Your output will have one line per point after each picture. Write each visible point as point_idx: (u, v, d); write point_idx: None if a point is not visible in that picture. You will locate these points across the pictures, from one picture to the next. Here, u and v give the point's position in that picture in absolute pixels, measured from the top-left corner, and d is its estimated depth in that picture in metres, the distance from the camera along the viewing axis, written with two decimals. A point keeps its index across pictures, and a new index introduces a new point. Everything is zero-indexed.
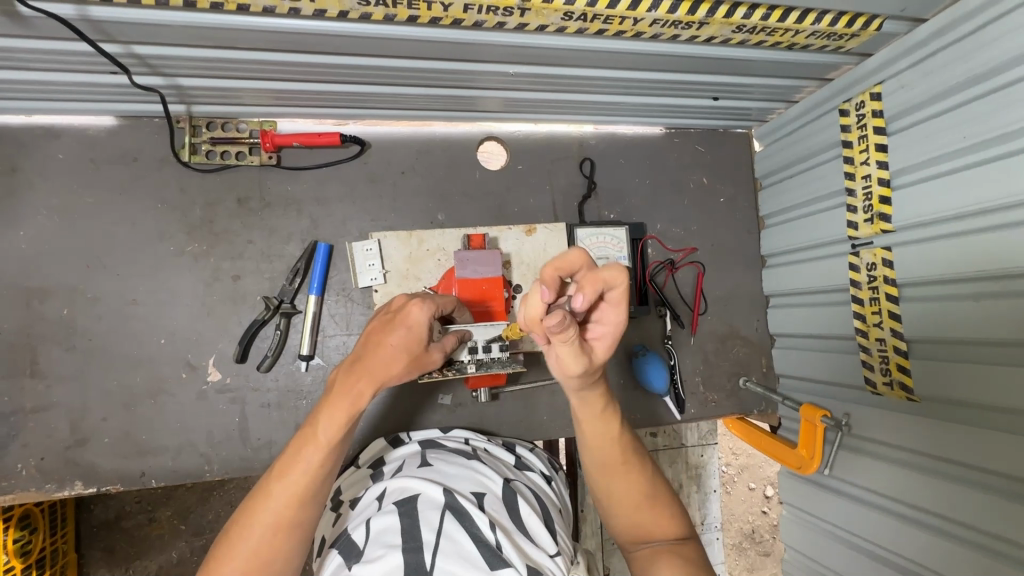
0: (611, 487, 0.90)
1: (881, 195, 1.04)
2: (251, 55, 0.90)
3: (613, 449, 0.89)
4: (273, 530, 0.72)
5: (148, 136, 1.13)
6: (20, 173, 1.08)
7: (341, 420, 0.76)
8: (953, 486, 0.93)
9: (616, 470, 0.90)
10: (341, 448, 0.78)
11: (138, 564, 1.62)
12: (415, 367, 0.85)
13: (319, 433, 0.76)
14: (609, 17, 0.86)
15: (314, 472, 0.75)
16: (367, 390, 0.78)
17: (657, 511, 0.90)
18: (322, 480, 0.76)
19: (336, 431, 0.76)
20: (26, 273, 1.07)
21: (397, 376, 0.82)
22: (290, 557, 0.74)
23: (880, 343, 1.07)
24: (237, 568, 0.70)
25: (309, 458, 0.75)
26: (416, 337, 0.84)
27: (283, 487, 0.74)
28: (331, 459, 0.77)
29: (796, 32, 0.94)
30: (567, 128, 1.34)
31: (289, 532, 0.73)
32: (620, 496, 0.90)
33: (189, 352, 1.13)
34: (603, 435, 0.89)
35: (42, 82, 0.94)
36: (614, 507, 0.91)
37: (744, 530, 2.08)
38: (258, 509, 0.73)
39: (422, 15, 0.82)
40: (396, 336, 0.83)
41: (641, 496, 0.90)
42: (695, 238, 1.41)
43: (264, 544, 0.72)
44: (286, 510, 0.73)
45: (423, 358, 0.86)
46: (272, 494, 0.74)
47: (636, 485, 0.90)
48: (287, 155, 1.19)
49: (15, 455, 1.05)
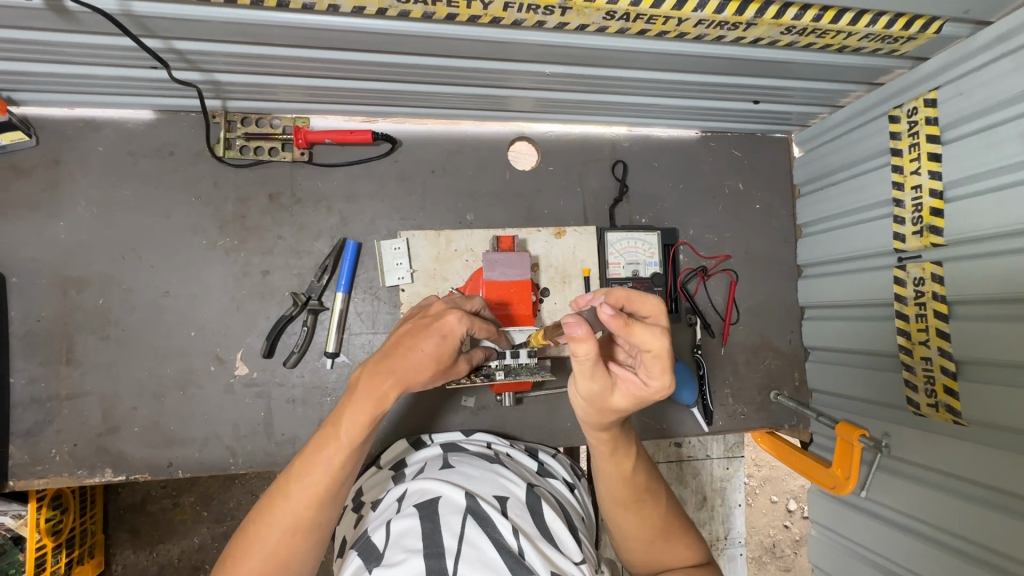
0: (623, 520, 0.88)
1: (932, 207, 0.99)
2: (288, 51, 0.90)
3: (625, 485, 0.86)
4: (291, 531, 0.71)
5: (185, 130, 1.14)
6: (61, 165, 1.10)
7: (364, 421, 0.74)
8: (1004, 518, 0.88)
9: (629, 505, 0.87)
10: (362, 448, 0.76)
11: (162, 547, 1.66)
12: (441, 376, 0.85)
13: (342, 434, 0.74)
14: (652, 17, 0.83)
15: (334, 472, 0.73)
16: (392, 395, 0.76)
17: (672, 543, 0.87)
18: (341, 481, 0.74)
19: (358, 432, 0.74)
20: (65, 262, 1.09)
21: (423, 383, 0.81)
22: (307, 556, 0.73)
23: (926, 362, 1.02)
24: (254, 567, 0.69)
25: (329, 458, 0.73)
26: (449, 346, 0.82)
27: (303, 485, 0.72)
28: (352, 460, 0.75)
29: (848, 34, 0.89)
30: (599, 129, 1.31)
31: (307, 533, 0.72)
32: (633, 531, 0.87)
33: (218, 345, 1.14)
34: (615, 472, 0.86)
35: (85, 76, 0.96)
36: (628, 539, 0.88)
37: (765, 544, 2.03)
38: (277, 506, 0.72)
39: (461, 13, 0.81)
40: (429, 343, 0.80)
41: (654, 529, 0.87)
42: (729, 245, 1.37)
43: (281, 544, 0.71)
44: (305, 510, 0.72)
45: (450, 368, 0.87)
46: (292, 492, 0.72)
47: (649, 520, 0.87)
48: (319, 151, 1.19)
49: (49, 440, 1.07)
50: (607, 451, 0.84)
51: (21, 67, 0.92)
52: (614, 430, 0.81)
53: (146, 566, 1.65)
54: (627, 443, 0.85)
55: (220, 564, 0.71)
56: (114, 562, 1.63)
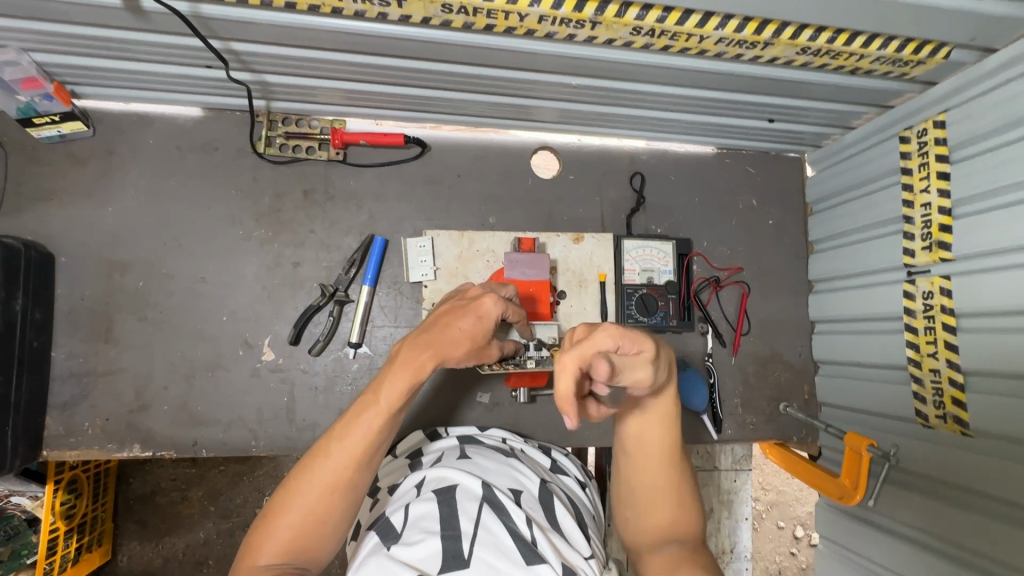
0: (641, 460, 0.91)
1: (942, 223, 1.02)
2: (336, 56, 0.97)
3: (652, 429, 0.89)
4: (328, 490, 0.77)
5: (230, 128, 1.21)
6: (114, 155, 1.17)
7: (402, 389, 0.81)
8: (1009, 529, 0.89)
9: (649, 452, 0.90)
10: (398, 417, 0.83)
11: (168, 540, 1.68)
12: (474, 356, 0.90)
13: (382, 400, 0.81)
14: (676, 34, 0.89)
15: (372, 436, 0.80)
16: (429, 365, 0.83)
17: (676, 515, 0.90)
18: (378, 445, 0.81)
19: (397, 399, 0.81)
20: (110, 246, 1.16)
21: (457, 359, 0.87)
22: (342, 516, 0.79)
23: (934, 374, 1.04)
24: (295, 520, 0.76)
25: (368, 422, 0.80)
26: (483, 326, 0.89)
27: (343, 447, 0.79)
28: (388, 427, 0.82)
29: (860, 56, 0.95)
30: (619, 142, 1.37)
31: (344, 494, 0.78)
32: (645, 476, 0.91)
33: (247, 331, 1.19)
34: (647, 408, 0.88)
35: (147, 73, 1.04)
36: (639, 502, 0.92)
37: (772, 570, 2.00)
38: (318, 466, 0.78)
39: (499, 25, 0.88)
40: (466, 322, 0.88)
41: (662, 492, 0.91)
42: (741, 258, 1.41)
43: (320, 502, 0.77)
44: (343, 470, 0.78)
45: (484, 350, 0.92)
46: (333, 453, 0.79)
47: (661, 481, 0.90)
48: (353, 152, 1.26)
49: (83, 414, 1.12)
50: (631, 404, 0.88)
51: (90, 62, 0.99)
52: (642, 390, 0.85)
53: (152, 558, 1.67)
54: (676, 397, 0.88)
55: (262, 518, 0.78)
56: (120, 552, 1.66)
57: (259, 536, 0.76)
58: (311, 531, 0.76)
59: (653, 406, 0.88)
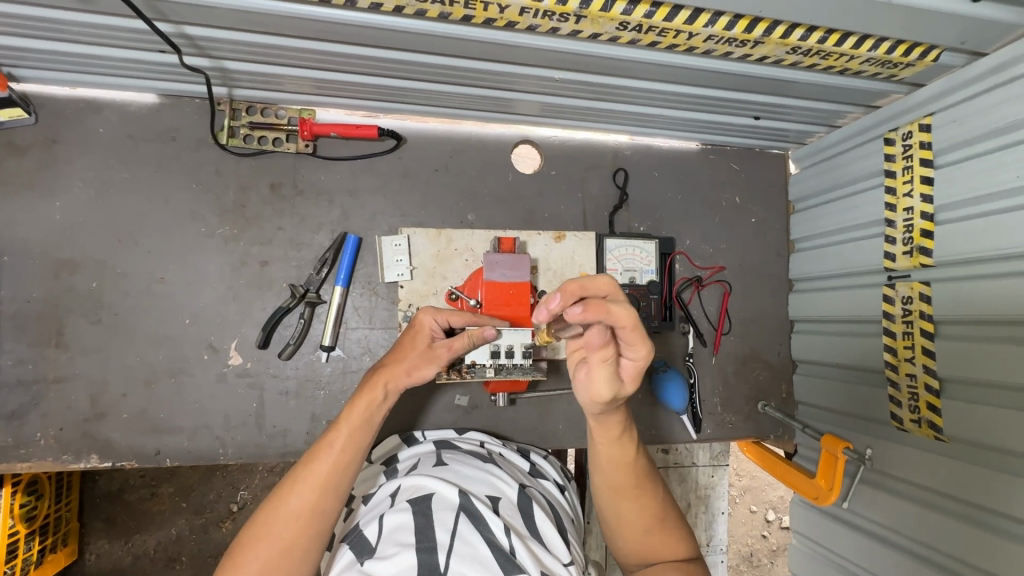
0: (621, 506, 0.89)
1: (923, 228, 1.02)
2: (300, 43, 0.90)
3: (627, 471, 0.88)
4: (297, 514, 0.80)
5: (188, 116, 1.13)
6: (59, 143, 1.08)
7: (361, 408, 0.89)
8: (976, 532, 0.91)
9: (629, 493, 0.88)
10: (363, 437, 0.88)
11: (137, 538, 1.63)
12: (421, 359, 0.94)
13: (341, 421, 0.88)
14: (664, 30, 0.85)
15: (337, 458, 0.85)
16: (380, 382, 0.91)
17: (667, 528, 0.89)
18: (343, 466, 0.85)
19: (356, 416, 0.88)
20: (58, 244, 1.08)
21: (408, 371, 0.94)
22: (311, 545, 0.80)
23: (911, 379, 1.05)
24: (264, 550, 0.77)
25: (331, 445, 0.86)
26: (420, 337, 0.98)
27: (310, 469, 0.83)
28: (352, 449, 0.87)
29: (850, 57, 0.92)
30: (602, 136, 1.33)
31: (311, 519, 0.80)
32: (631, 518, 0.89)
33: (212, 334, 1.13)
34: (618, 458, 0.87)
35: (91, 56, 0.95)
36: (621, 529, 0.90)
37: (742, 553, 2.06)
38: (286, 494, 0.81)
39: (477, 16, 0.82)
40: (407, 341, 0.98)
41: (652, 519, 0.89)
42: (724, 257, 1.39)
43: (289, 529, 0.79)
44: (310, 493, 0.81)
45: (431, 353, 0.95)
46: (300, 480, 0.82)
47: (647, 507, 0.89)
48: (324, 144, 1.19)
49: (34, 424, 1.06)
50: (610, 436, 0.86)
51: (27, 44, 0.90)
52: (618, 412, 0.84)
53: (121, 556, 1.61)
54: (632, 431, 0.87)
55: (227, 559, 0.78)
56: (87, 551, 1.59)
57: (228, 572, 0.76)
58: (280, 563, 0.77)
59: (630, 433, 0.87)
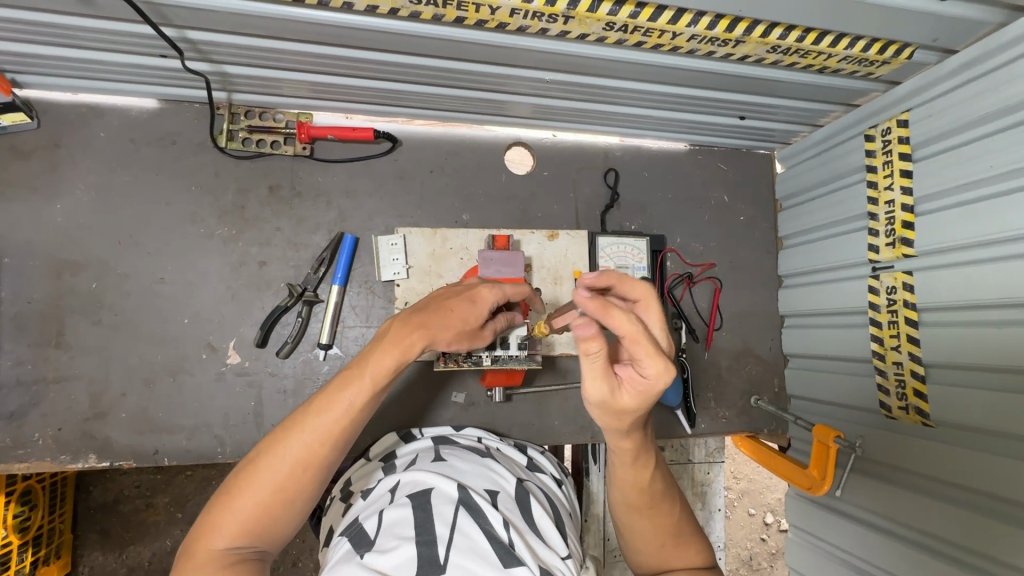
0: (636, 523, 0.90)
1: (904, 220, 1.05)
2: (299, 46, 0.93)
3: (640, 492, 0.89)
4: (297, 465, 0.77)
5: (188, 121, 1.16)
6: (61, 148, 1.10)
7: (389, 366, 0.82)
8: (967, 515, 0.92)
9: (643, 512, 0.89)
10: (380, 392, 0.83)
11: (132, 549, 1.61)
12: (466, 340, 0.92)
13: (365, 375, 0.81)
14: (648, 30, 0.89)
15: (351, 413, 0.80)
16: (418, 346, 0.84)
17: (682, 542, 0.90)
18: (355, 420, 0.81)
19: (382, 373, 0.82)
20: (59, 246, 1.09)
21: (448, 341, 0.89)
22: (306, 497, 0.78)
23: (897, 367, 1.08)
24: (258, 497, 0.75)
25: (348, 398, 0.80)
26: (472, 307, 0.91)
27: (320, 421, 0.79)
28: (367, 404, 0.81)
29: (828, 55, 0.96)
30: (593, 138, 1.37)
31: (311, 472, 0.78)
32: (645, 534, 0.90)
33: (211, 333, 1.14)
34: (632, 481, 0.88)
35: (94, 61, 0.97)
36: (637, 543, 0.91)
37: (742, 556, 2.06)
38: (291, 441, 0.77)
39: (469, 17, 0.85)
40: (456, 302, 0.90)
41: (666, 535, 0.90)
42: (714, 254, 1.42)
43: (287, 479, 0.76)
44: (317, 445, 0.78)
45: (475, 333, 0.93)
46: (309, 428, 0.78)
47: (660, 524, 0.90)
48: (321, 147, 1.22)
49: (33, 424, 1.06)
50: (626, 461, 0.87)
51: (33, 50, 0.93)
52: (635, 438, 0.84)
53: (115, 568, 1.60)
54: (649, 456, 0.88)
55: (221, 496, 0.76)
56: (80, 564, 1.58)
57: (220, 512, 0.75)
58: (273, 511, 0.75)
59: (647, 457, 0.88)
